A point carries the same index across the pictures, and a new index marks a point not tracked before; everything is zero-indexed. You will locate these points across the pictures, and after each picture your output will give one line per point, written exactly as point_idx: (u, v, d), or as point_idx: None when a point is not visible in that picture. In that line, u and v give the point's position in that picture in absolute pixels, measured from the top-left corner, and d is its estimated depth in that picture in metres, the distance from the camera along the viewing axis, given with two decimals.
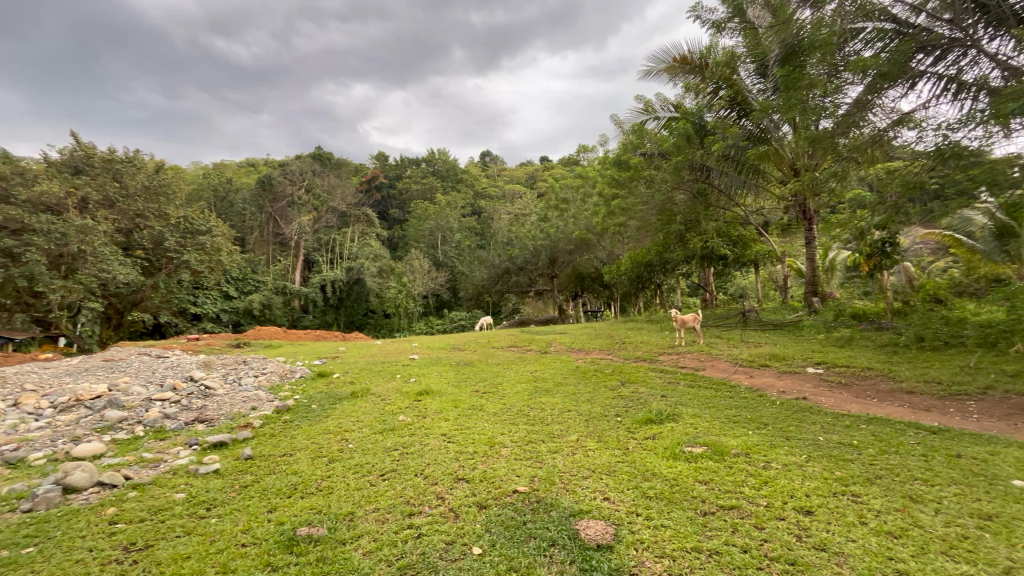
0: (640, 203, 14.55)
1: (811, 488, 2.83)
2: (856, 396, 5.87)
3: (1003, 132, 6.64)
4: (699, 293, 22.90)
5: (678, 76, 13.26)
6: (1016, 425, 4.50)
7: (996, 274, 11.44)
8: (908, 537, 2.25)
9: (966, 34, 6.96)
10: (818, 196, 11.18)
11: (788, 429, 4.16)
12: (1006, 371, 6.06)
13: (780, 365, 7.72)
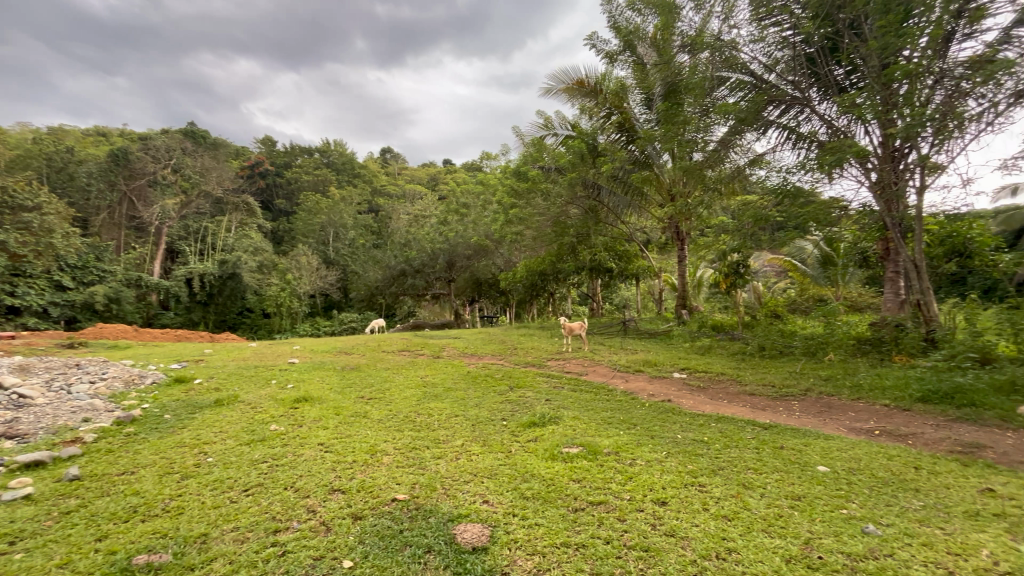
0: (536, 214, 15.12)
1: (667, 481, 3.18)
2: (710, 398, 6.69)
3: (826, 178, 8.08)
4: (588, 302, 24.40)
5: (575, 97, 14.07)
6: (825, 420, 5.49)
7: (820, 295, 13.80)
8: (738, 518, 2.63)
9: (803, 94, 8.33)
10: (689, 220, 12.59)
11: (653, 428, 4.62)
12: (820, 376, 7.34)
13: (652, 371, 8.50)
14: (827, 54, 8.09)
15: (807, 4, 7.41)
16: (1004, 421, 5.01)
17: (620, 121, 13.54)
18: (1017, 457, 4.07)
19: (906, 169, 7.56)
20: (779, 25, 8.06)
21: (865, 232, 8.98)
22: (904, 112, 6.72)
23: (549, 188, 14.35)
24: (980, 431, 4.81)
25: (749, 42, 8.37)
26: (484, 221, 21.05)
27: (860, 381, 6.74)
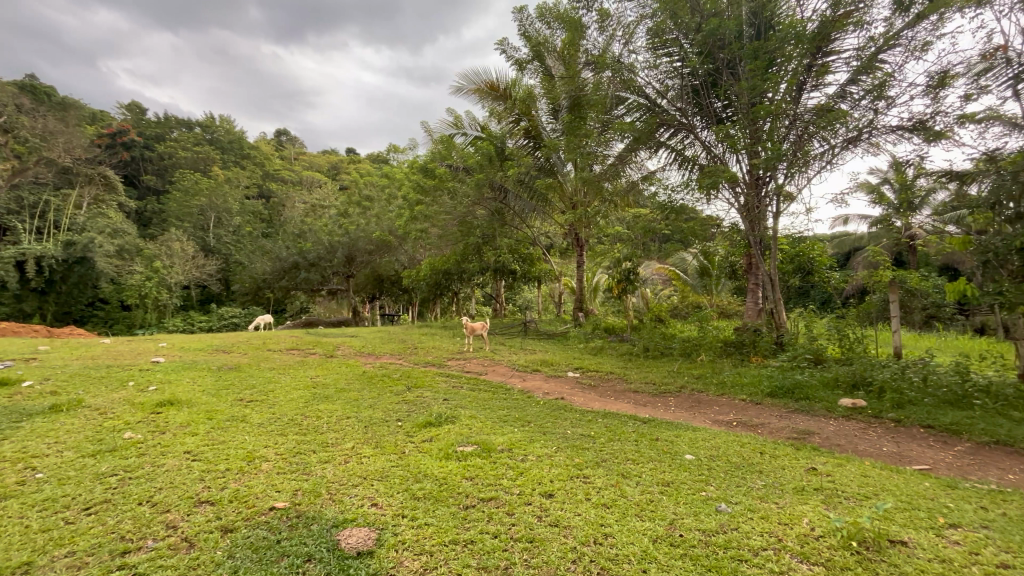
0: (442, 212, 14.97)
1: (555, 475, 3.35)
2: (599, 395, 7.16)
3: (704, 198, 9.06)
4: (491, 303, 24.68)
5: (485, 99, 14.20)
6: (695, 414, 6.16)
7: (697, 302, 15.41)
8: (616, 505, 2.85)
9: (689, 121, 9.25)
10: (588, 228, 13.35)
11: (545, 425, 4.83)
12: (693, 374, 8.22)
13: (548, 370, 8.87)
14: (709, 87, 9.06)
15: (694, 40, 8.26)
16: (829, 411, 6.02)
17: (528, 127, 13.93)
18: (836, 441, 4.92)
19: (766, 196, 8.76)
20: (671, 55, 8.86)
21: (733, 248, 10.23)
22: (765, 145, 7.78)
23: (456, 187, 14.31)
24: (811, 420, 5.74)
25: (645, 68, 9.09)
26: (388, 216, 20.39)
27: (724, 379, 7.66)
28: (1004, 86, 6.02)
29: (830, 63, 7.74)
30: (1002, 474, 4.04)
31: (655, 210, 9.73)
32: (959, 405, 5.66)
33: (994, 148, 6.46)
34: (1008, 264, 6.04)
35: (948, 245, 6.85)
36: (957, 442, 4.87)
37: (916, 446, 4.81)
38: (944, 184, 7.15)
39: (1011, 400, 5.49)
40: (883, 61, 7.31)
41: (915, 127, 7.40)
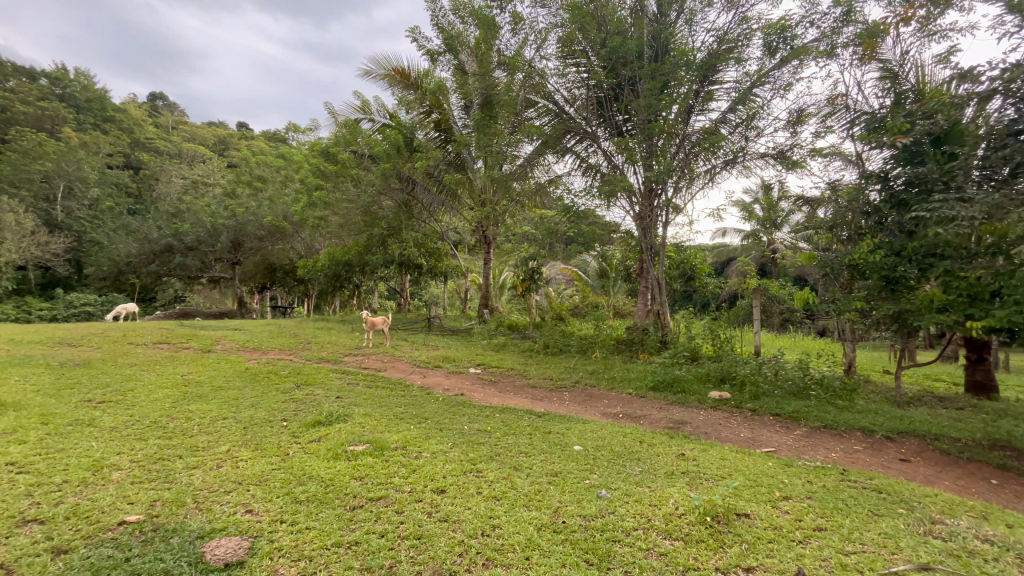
0: (344, 200, 14.19)
1: (448, 470, 3.36)
2: (498, 391, 7.32)
3: (603, 205, 9.64)
4: (395, 297, 23.96)
5: (395, 87, 13.73)
6: (586, 407, 6.56)
7: (596, 302, 16.33)
8: (505, 497, 2.94)
9: (593, 130, 9.74)
10: (495, 226, 13.53)
11: (443, 421, 4.83)
12: (587, 370, 8.73)
13: (449, 366, 8.85)
14: (612, 100, 9.62)
15: (600, 54, 8.72)
16: (701, 402, 6.75)
17: (439, 120, 13.73)
18: (704, 429, 5.54)
19: (657, 207, 9.55)
20: (578, 65, 9.26)
21: (628, 252, 11.01)
22: (658, 160, 8.47)
23: (360, 175, 13.69)
24: (685, 411, 6.39)
25: (554, 75, 9.42)
26: (282, 200, 18.88)
27: (614, 374, 8.23)
28: (843, 128, 7.19)
29: (714, 92, 8.63)
30: (826, 453, 4.85)
31: (559, 212, 10.16)
32: (799, 396, 6.67)
33: (835, 180, 7.69)
34: (839, 277, 7.24)
35: (798, 260, 8.03)
36: (796, 427, 5.74)
37: (765, 431, 5.59)
38: (799, 207, 8.33)
39: (837, 391, 6.60)
40: (755, 95, 8.33)
41: (777, 156, 8.54)
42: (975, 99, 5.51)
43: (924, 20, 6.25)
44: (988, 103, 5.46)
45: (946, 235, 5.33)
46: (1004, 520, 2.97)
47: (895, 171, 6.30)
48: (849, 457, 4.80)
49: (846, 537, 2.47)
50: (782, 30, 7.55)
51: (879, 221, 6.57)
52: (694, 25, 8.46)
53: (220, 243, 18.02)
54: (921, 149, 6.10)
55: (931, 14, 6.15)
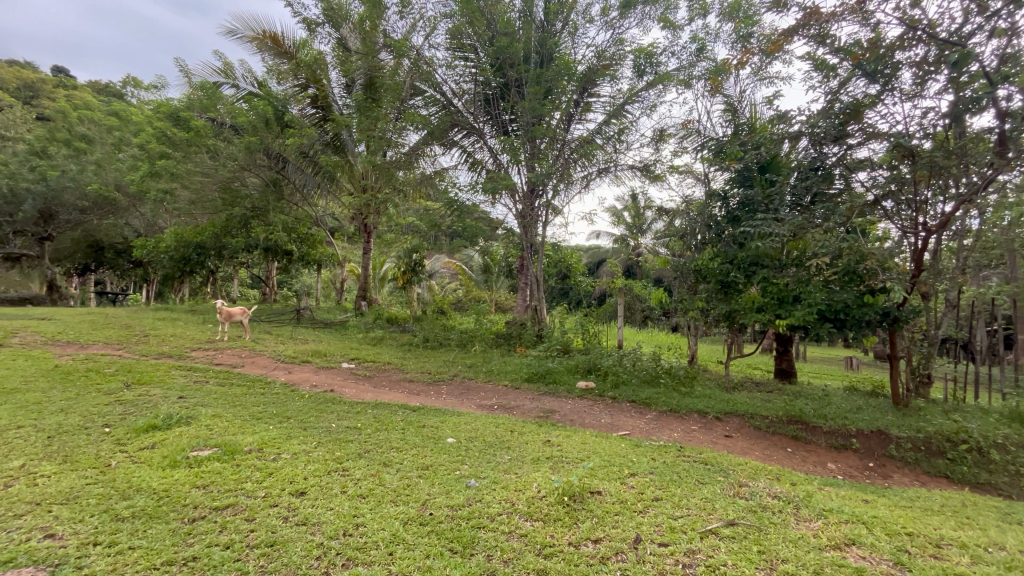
0: (196, 171, 12.49)
1: (310, 471, 3.16)
2: (373, 386, 7.06)
3: (487, 201, 9.81)
4: (259, 285, 21.69)
5: (264, 52, 12.38)
6: (463, 400, 6.65)
7: (478, 296, 16.56)
8: (372, 495, 2.87)
9: (480, 126, 9.81)
10: (377, 215, 12.96)
11: (307, 420, 4.52)
12: (466, 363, 8.84)
13: (319, 361, 8.29)
14: (499, 99, 9.80)
15: (488, 52, 8.84)
16: (569, 392, 7.26)
17: (315, 96, 12.70)
18: (570, 417, 5.96)
19: (537, 207, 9.97)
20: (467, 60, 9.27)
21: (510, 248, 11.32)
22: (539, 162, 8.87)
23: (219, 146, 12.11)
24: (555, 400, 6.82)
25: (442, 66, 9.30)
26: (115, 167, 15.92)
27: (492, 367, 8.44)
28: (694, 150, 8.24)
29: (592, 103, 9.27)
30: (670, 433, 5.55)
31: (442, 205, 10.09)
32: (652, 383, 7.53)
33: (687, 195, 8.78)
34: (687, 281, 8.27)
35: (656, 263, 9.00)
36: (647, 412, 6.47)
37: (622, 416, 6.21)
38: (659, 216, 9.34)
39: (681, 379, 7.57)
40: (626, 112, 9.14)
41: (643, 170, 9.48)
42: (788, 138, 6.72)
43: (757, 66, 7.42)
44: (798, 142, 6.70)
45: (764, 247, 6.42)
46: (791, 480, 3.70)
47: (733, 192, 7.54)
48: (687, 435, 5.54)
49: (675, 503, 2.87)
50: (649, 56, 8.39)
51: (718, 233, 7.61)
52: (577, 38, 8.97)
53: (22, 212, 14.62)
54: (751, 175, 7.26)
55: (763, 62, 7.34)
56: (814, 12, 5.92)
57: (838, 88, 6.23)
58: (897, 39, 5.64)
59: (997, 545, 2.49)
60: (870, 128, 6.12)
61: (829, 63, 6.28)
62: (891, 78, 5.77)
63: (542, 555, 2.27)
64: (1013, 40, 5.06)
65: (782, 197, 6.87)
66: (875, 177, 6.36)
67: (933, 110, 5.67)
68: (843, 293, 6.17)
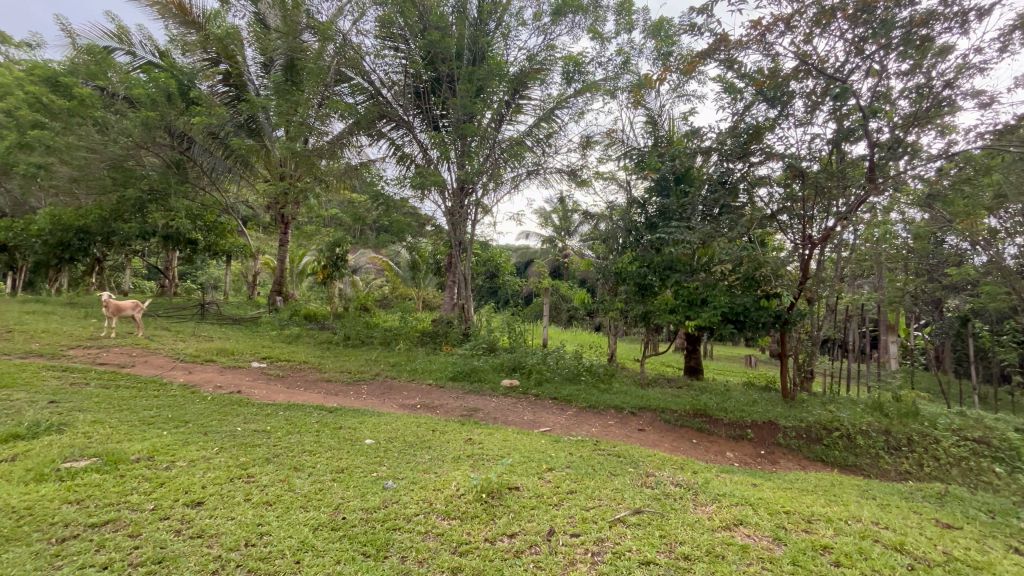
0: (82, 146, 10.95)
1: (210, 479, 2.92)
2: (286, 386, 6.66)
3: (415, 196, 9.61)
4: (157, 277, 19.60)
5: (168, 19, 11.21)
6: (384, 400, 6.46)
7: (406, 294, 16.18)
8: (279, 501, 2.71)
9: (410, 120, 9.58)
10: (296, 206, 12.22)
11: (209, 424, 4.17)
12: (389, 362, 8.59)
13: (225, 360, 7.65)
14: (430, 94, 9.67)
15: (419, 44, 8.68)
16: (493, 390, 7.32)
17: (228, 73, 11.71)
18: (493, 415, 6.01)
19: (467, 205, 9.94)
20: (396, 50, 9.00)
21: (438, 245, 11.19)
22: (470, 160, 8.86)
23: (109, 119, 10.78)
24: (479, 398, 6.84)
25: (371, 54, 8.97)
26: None
27: (416, 366, 8.29)
28: (618, 159, 8.65)
29: (523, 106, 9.38)
30: (588, 429, 5.78)
31: (367, 198, 9.72)
32: (574, 381, 7.80)
33: (611, 201, 9.19)
34: (608, 282, 8.66)
35: (580, 265, 9.33)
36: (568, 408, 6.70)
37: (545, 413, 6.36)
38: (585, 219, 9.70)
39: (600, 376, 7.90)
40: (556, 117, 9.38)
41: (570, 174, 9.79)
42: (700, 152, 7.26)
43: (675, 83, 7.94)
44: (709, 157, 7.26)
45: (677, 253, 6.89)
46: (692, 468, 4.01)
47: (651, 200, 8.00)
48: (604, 430, 5.82)
49: (588, 495, 3.01)
50: (578, 64, 8.68)
51: (637, 238, 8.06)
52: (509, 39, 9.06)
53: None
54: (667, 185, 7.76)
55: (680, 80, 7.86)
56: (724, 38, 6.44)
57: (744, 110, 6.83)
58: (791, 70, 6.30)
59: (855, 518, 2.88)
60: (769, 149, 6.78)
61: (737, 86, 6.87)
62: (787, 104, 6.43)
63: (458, 553, 2.28)
64: (883, 81, 5.85)
65: (694, 208, 7.42)
66: (772, 193, 7.07)
67: (819, 137, 6.41)
68: (744, 297, 6.82)
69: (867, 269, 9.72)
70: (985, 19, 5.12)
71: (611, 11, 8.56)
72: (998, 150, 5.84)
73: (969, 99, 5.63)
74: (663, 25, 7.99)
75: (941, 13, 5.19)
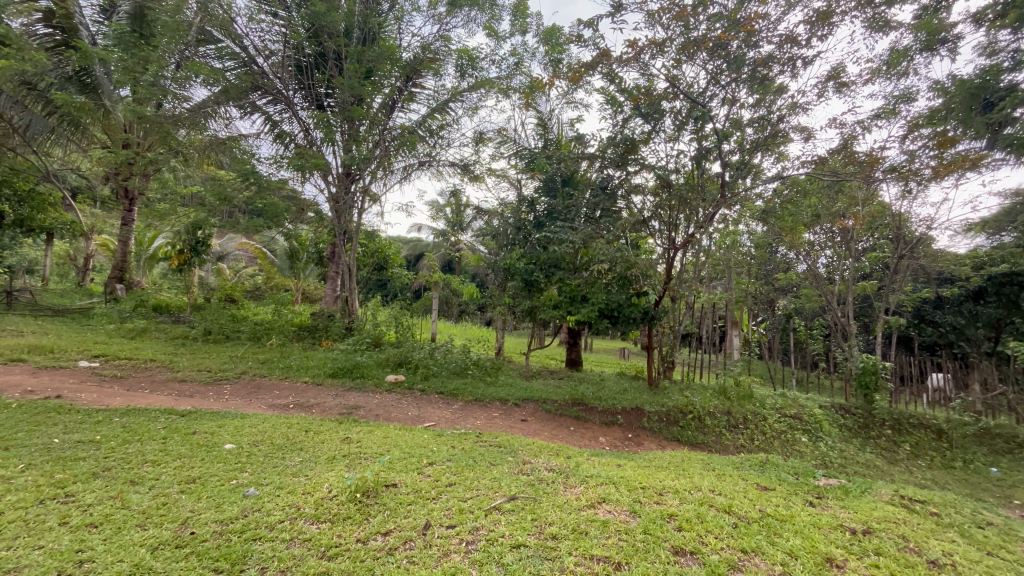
0: None
1: (11, 503, 2.41)
2: (126, 389, 5.73)
3: (294, 178, 8.85)
4: None
5: None
6: (251, 400, 5.88)
7: (283, 284, 14.91)
8: (108, 522, 2.33)
9: (289, 94, 8.79)
10: (144, 180, 10.56)
11: (12, 437, 3.42)
12: (258, 359, 7.82)
13: (40, 359, 6.33)
14: (314, 70, 8.99)
15: (302, 14, 7.99)
16: (376, 386, 7.06)
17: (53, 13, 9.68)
18: (375, 412, 5.80)
19: (353, 192, 9.41)
20: (275, 16, 8.18)
21: (320, 233, 10.46)
22: (357, 145, 8.39)
23: None
24: (361, 395, 6.55)
25: (244, 16, 8.05)
26: None
27: (291, 363, 7.66)
28: (509, 158, 8.85)
29: (415, 94, 9.10)
30: (473, 421, 5.87)
31: (235, 176, 8.70)
32: (460, 375, 7.83)
33: (502, 198, 9.39)
34: (497, 278, 8.83)
35: (471, 260, 9.38)
36: (454, 402, 6.72)
37: (429, 408, 6.30)
38: (477, 214, 9.77)
39: (487, 369, 8.05)
40: (449, 109, 9.29)
41: (463, 168, 9.77)
42: (585, 158, 7.73)
43: (565, 89, 8.34)
44: (592, 163, 7.76)
45: (560, 251, 7.28)
46: (566, 454, 4.28)
47: (540, 199, 8.33)
48: (488, 422, 5.95)
49: (466, 486, 3.05)
50: (472, 59, 8.69)
51: (525, 235, 8.33)
52: (403, 24, 8.74)
53: None
54: (554, 186, 8.14)
55: (569, 87, 8.27)
56: (607, 53, 6.91)
57: (623, 123, 7.42)
58: (663, 91, 6.99)
59: (697, 488, 3.30)
60: (643, 160, 7.45)
61: (618, 99, 7.43)
62: (658, 121, 7.12)
63: (326, 557, 2.16)
64: (734, 109, 6.76)
65: (578, 209, 7.89)
66: (645, 201, 7.80)
67: (684, 153, 7.21)
68: (619, 294, 7.43)
69: (719, 271, 11.17)
70: (809, 67, 6.18)
71: (506, 11, 8.71)
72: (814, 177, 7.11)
73: (796, 133, 6.76)
74: (554, 32, 8.32)
75: (777, 57, 6.15)
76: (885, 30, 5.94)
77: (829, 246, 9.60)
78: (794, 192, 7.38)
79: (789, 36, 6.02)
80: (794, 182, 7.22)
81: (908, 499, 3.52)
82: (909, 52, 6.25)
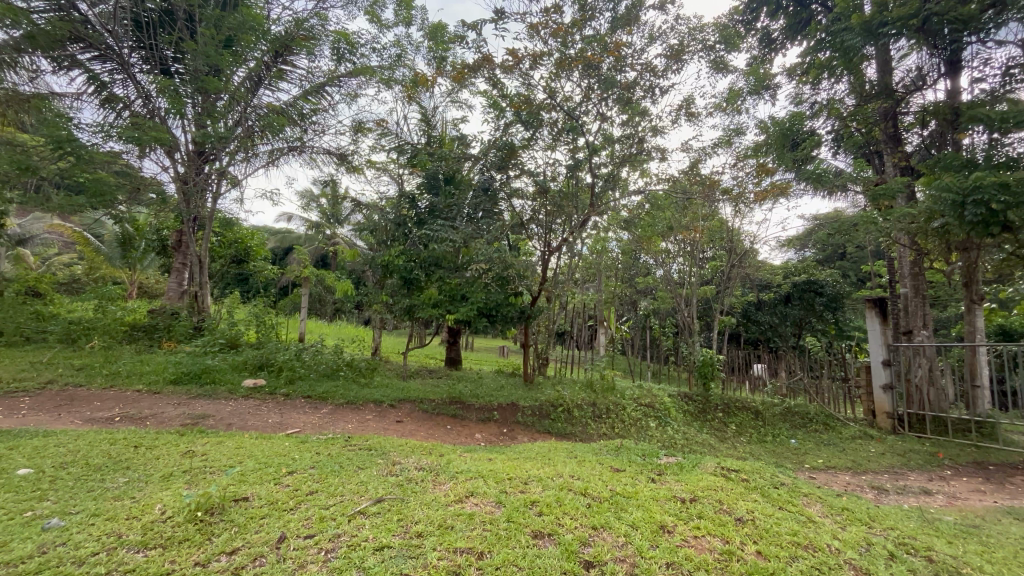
0: None
1: None
2: None
3: (129, 152, 7.55)
4: None
5: None
6: (59, 415, 4.87)
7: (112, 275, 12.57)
8: None
9: (121, 53, 7.46)
10: None
11: None
12: (72, 364, 6.51)
13: None
14: (158, 28, 7.77)
15: None
16: (231, 392, 6.34)
17: None
18: (228, 420, 5.20)
19: (206, 174, 8.30)
20: None
21: (162, 217, 9.05)
22: (211, 121, 7.41)
23: None
24: (211, 403, 5.82)
25: None
26: None
27: (117, 369, 6.50)
28: (391, 151, 8.56)
29: (286, 72, 8.32)
30: (344, 425, 5.57)
31: (44, 142, 7.13)
32: (331, 377, 7.37)
33: (383, 192, 9.07)
34: (375, 275, 8.49)
35: (348, 255, 8.88)
36: (323, 406, 6.31)
37: (295, 413, 5.85)
38: (356, 207, 9.27)
39: (362, 370, 7.71)
40: (326, 93, 8.70)
41: (340, 157, 9.21)
42: (468, 159, 7.81)
43: (450, 88, 8.34)
44: (475, 164, 7.88)
45: (441, 249, 7.26)
46: (440, 452, 4.30)
47: (421, 196, 8.21)
48: (361, 425, 5.70)
49: (330, 493, 2.90)
50: (352, 44, 8.25)
51: (405, 232, 8.13)
52: None
53: None
54: (436, 184, 8.09)
55: (453, 87, 8.28)
56: (489, 58, 7.07)
57: (505, 127, 7.65)
58: (542, 101, 7.36)
59: (559, 475, 3.56)
60: (523, 166, 7.75)
61: (500, 104, 7.64)
62: (538, 129, 7.47)
63: None
64: (605, 125, 7.38)
65: (459, 209, 7.91)
66: (524, 204, 8.13)
67: (560, 162, 7.67)
68: (497, 293, 7.64)
69: (590, 274, 12.12)
70: (665, 95, 7.01)
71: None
72: (669, 193, 8.07)
73: (655, 152, 7.61)
74: (439, 29, 8.26)
75: (639, 83, 6.87)
76: (723, 71, 6.99)
77: (679, 255, 10.98)
78: (652, 206, 8.33)
79: (649, 65, 6.77)
80: (653, 197, 8.15)
81: (727, 470, 4.19)
82: (741, 93, 7.44)
